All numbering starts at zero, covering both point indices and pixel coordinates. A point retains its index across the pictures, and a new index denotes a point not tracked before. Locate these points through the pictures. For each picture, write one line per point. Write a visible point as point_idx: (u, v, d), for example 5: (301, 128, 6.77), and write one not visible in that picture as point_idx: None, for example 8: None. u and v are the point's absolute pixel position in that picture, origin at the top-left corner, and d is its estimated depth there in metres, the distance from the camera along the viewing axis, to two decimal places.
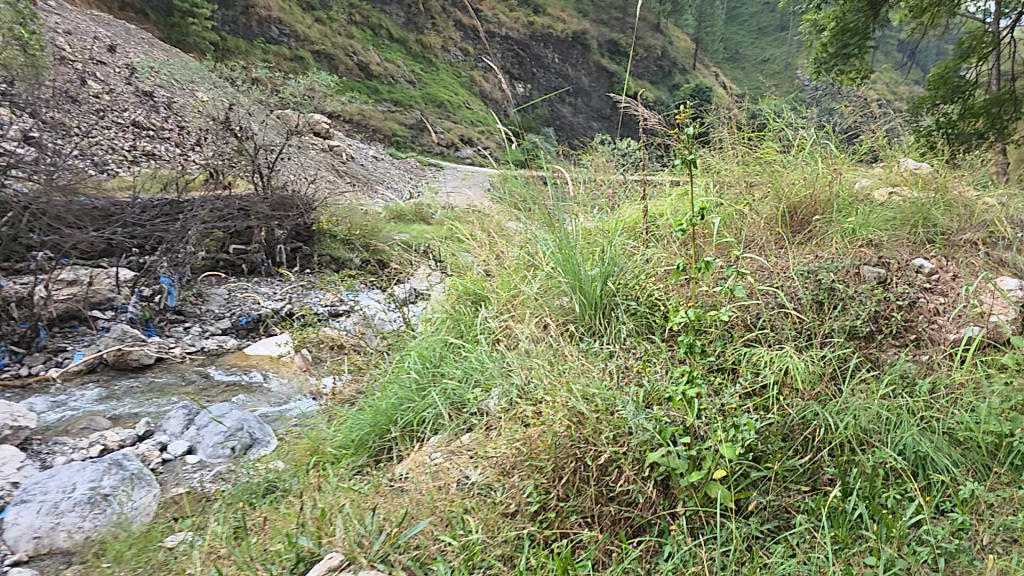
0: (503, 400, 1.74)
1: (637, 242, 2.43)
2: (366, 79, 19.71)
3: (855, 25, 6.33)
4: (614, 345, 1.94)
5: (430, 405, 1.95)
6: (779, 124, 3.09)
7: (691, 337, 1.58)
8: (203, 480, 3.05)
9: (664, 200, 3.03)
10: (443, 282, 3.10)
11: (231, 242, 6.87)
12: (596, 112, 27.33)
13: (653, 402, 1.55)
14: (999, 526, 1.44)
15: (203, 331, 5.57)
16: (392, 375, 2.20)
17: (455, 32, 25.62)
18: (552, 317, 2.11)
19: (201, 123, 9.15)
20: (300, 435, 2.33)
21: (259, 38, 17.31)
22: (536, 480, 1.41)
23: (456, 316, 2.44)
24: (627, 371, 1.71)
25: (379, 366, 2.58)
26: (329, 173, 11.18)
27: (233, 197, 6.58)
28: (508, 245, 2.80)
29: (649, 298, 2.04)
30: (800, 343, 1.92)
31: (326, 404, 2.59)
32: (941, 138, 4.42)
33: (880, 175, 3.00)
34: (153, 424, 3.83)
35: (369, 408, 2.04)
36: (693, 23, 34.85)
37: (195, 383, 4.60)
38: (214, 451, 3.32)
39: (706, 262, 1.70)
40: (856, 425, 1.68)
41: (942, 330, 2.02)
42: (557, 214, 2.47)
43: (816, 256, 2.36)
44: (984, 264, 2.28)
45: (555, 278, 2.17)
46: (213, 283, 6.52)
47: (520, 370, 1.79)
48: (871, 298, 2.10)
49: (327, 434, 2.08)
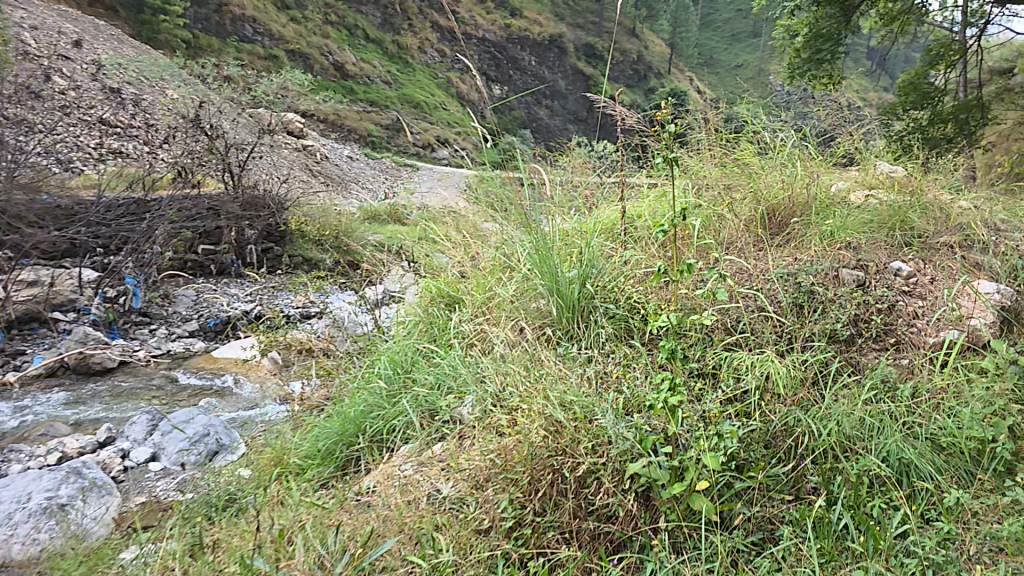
0: (477, 407, 1.67)
1: (615, 243, 2.38)
2: (342, 78, 19.48)
3: (827, 30, 6.37)
4: (591, 349, 1.89)
5: (401, 412, 1.87)
6: (756, 126, 3.07)
7: (673, 342, 1.52)
8: (166, 488, 2.93)
9: (643, 201, 2.98)
10: (416, 284, 3.02)
11: (200, 242, 6.71)
12: (573, 115, 27.32)
13: (633, 408, 1.50)
14: (985, 535, 1.41)
15: (170, 333, 5.40)
16: (362, 381, 2.11)
17: (432, 33, 25.48)
18: (528, 321, 2.04)
19: (170, 121, 8.92)
20: (264, 445, 2.23)
21: (232, 37, 17.02)
22: (511, 494, 1.34)
23: (429, 320, 2.36)
24: (606, 377, 1.65)
25: (348, 372, 2.49)
26: (302, 172, 10.98)
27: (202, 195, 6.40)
28: (483, 246, 2.75)
29: (627, 301, 1.98)
30: (781, 347, 1.88)
31: (293, 411, 2.50)
32: (914, 143, 4.44)
33: (857, 178, 2.99)
34: (115, 429, 3.68)
35: (336, 416, 1.95)
36: (668, 28, 35.15)
37: (161, 387, 4.44)
38: (177, 458, 3.17)
39: (687, 264, 1.65)
40: (839, 431, 1.65)
41: (922, 334, 1.99)
42: (533, 214, 2.41)
43: (795, 259, 2.32)
44: (960, 267, 2.27)
45: (531, 280, 2.11)
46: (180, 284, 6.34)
47: (494, 376, 1.73)
48: (850, 301, 2.07)
49: (292, 443, 1.99)
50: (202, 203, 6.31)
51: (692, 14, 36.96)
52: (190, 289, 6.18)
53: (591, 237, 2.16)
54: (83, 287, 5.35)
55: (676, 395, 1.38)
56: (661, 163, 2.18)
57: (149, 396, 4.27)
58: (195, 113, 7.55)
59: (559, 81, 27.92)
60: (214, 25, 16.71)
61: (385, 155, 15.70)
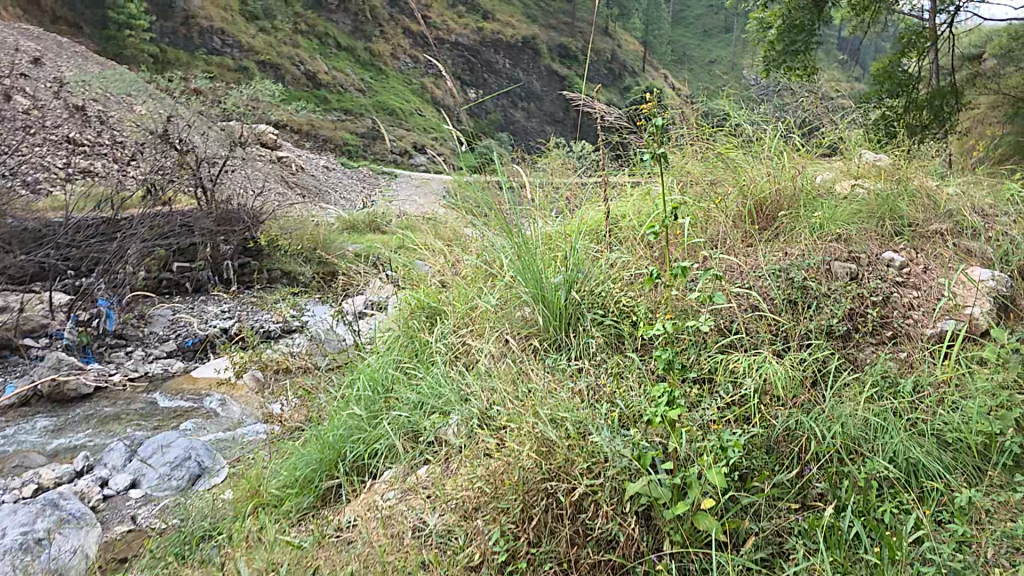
0: (464, 426, 1.58)
1: (600, 245, 2.30)
2: (315, 88, 19.28)
3: (801, 21, 6.39)
4: (581, 359, 1.80)
5: (383, 434, 1.77)
6: (736, 120, 3.02)
7: (670, 352, 1.44)
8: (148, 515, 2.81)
9: (626, 201, 2.91)
10: (396, 295, 2.92)
11: (174, 259, 6.54)
12: (550, 116, 27.28)
13: (629, 423, 1.42)
14: (1000, 535, 1.35)
15: (146, 355, 5.23)
16: (342, 401, 2.01)
17: (404, 39, 25.33)
18: (513, 332, 1.95)
19: (138, 138, 8.72)
20: (241, 473, 2.11)
21: (201, 50, 16.78)
22: (502, 525, 1.25)
23: (410, 333, 2.26)
24: (598, 388, 1.57)
25: (329, 390, 2.38)
26: (278, 184, 10.82)
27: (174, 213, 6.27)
28: (464, 253, 2.66)
29: (616, 306, 1.90)
30: (777, 347, 1.81)
31: (273, 434, 2.39)
32: (895, 129, 4.42)
33: (842, 168, 2.94)
34: (91, 457, 3.53)
35: (316, 441, 1.85)
36: (640, 27, 35.34)
37: (139, 411, 4.28)
38: (158, 483, 3.04)
39: (680, 267, 1.60)
40: (844, 434, 1.58)
41: (919, 325, 1.93)
42: (514, 218, 2.32)
43: (785, 254, 2.25)
44: (953, 255, 2.22)
45: (515, 287, 2.02)
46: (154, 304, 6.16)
47: (480, 393, 1.63)
48: (845, 295, 2.00)
49: (269, 471, 1.88)
50: (176, 220, 6.17)
51: (663, 11, 37.17)
52: (166, 308, 6.01)
53: (576, 240, 2.07)
54: (55, 311, 5.16)
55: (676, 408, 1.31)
56: (647, 160, 2.12)
57: (127, 420, 4.12)
58: (164, 128, 7.39)
59: (535, 83, 27.90)
60: (181, 38, 16.45)
61: (362, 163, 15.56)
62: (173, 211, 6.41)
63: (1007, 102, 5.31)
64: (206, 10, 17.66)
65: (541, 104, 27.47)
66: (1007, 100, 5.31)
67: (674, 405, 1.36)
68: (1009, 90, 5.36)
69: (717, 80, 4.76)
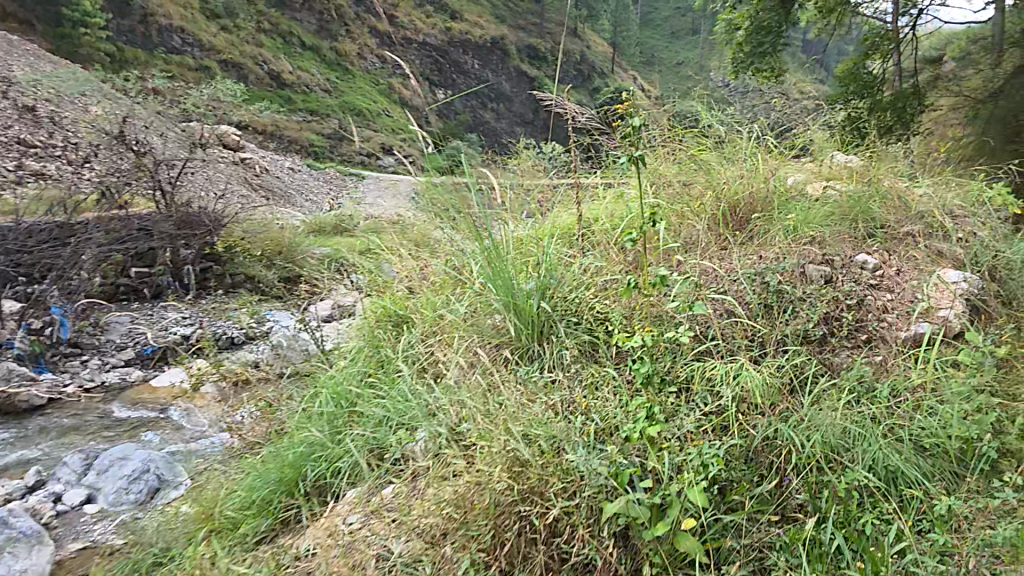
0: (433, 443, 1.50)
1: (573, 250, 2.25)
2: (280, 87, 18.93)
3: (769, 22, 6.47)
4: (554, 370, 1.74)
5: (347, 451, 1.68)
6: (707, 121, 3.00)
7: None
8: (105, 533, 2.66)
9: (598, 205, 2.86)
10: (362, 302, 2.83)
11: (132, 264, 6.33)
12: (519, 117, 27.24)
13: (604, 439, 1.36)
14: (981, 544, 1.33)
15: (103, 364, 5.00)
16: (304, 416, 1.91)
17: (371, 39, 25.03)
18: (482, 341, 1.87)
19: (93, 139, 8.41)
20: (196, 493, 1.99)
21: (160, 48, 16.35)
22: (472, 553, 1.18)
23: (375, 343, 2.17)
24: (572, 401, 1.50)
25: (292, 402, 2.27)
26: (241, 186, 10.57)
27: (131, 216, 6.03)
28: (433, 258, 2.58)
29: (591, 313, 1.86)
30: (754, 353, 1.77)
31: (232, 449, 2.29)
32: (862, 129, 4.46)
33: (813, 170, 2.94)
34: (42, 472, 3.35)
35: (274, 460, 1.75)
36: (608, 28, 35.54)
37: (93, 422, 4.09)
38: (116, 497, 2.88)
39: (660, 276, 1.63)
40: (825, 442, 1.53)
41: (893, 328, 1.91)
42: (484, 222, 2.25)
43: (760, 257, 2.22)
44: (925, 257, 2.21)
45: (486, 295, 1.95)
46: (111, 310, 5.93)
47: (449, 408, 1.56)
48: (820, 299, 1.97)
49: (225, 492, 1.77)
50: (132, 224, 5.94)
51: (631, 13, 37.44)
52: (124, 314, 5.77)
53: (548, 245, 2.02)
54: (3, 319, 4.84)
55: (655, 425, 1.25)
56: (624, 163, 2.02)
57: (86, 432, 3.93)
58: (119, 128, 7.04)
59: (504, 84, 27.83)
60: (138, 36, 16.00)
61: (329, 164, 15.31)
62: (130, 215, 6.18)
63: (967, 103, 5.36)
64: (165, 8, 17.22)
65: (511, 105, 27.40)
66: (967, 101, 5.37)
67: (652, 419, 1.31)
68: (970, 93, 5.40)
69: (688, 80, 4.76)
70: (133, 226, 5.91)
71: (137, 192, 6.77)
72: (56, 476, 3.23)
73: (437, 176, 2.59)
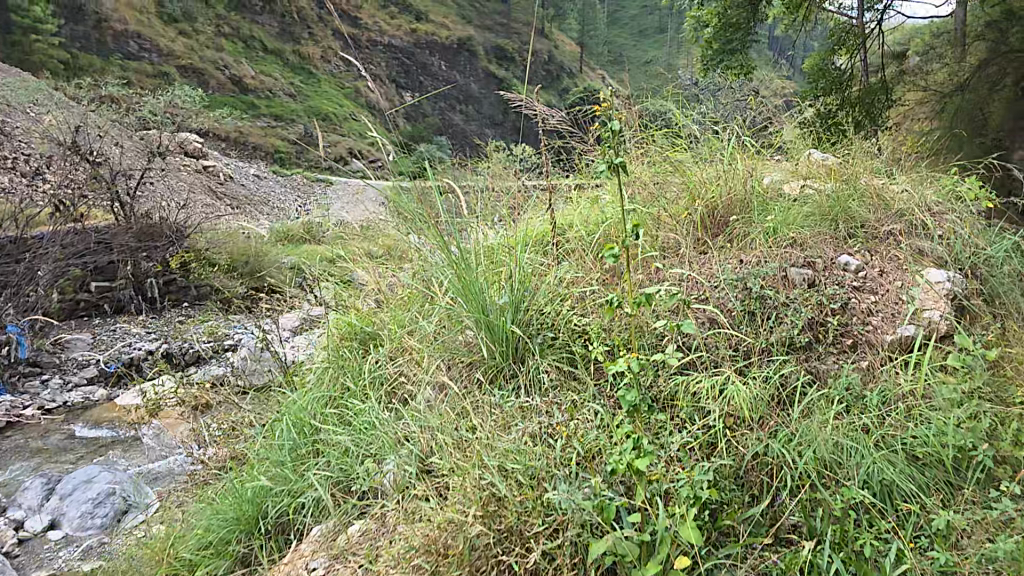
0: (403, 474, 1.41)
1: (548, 259, 2.18)
2: (244, 92, 18.60)
3: (736, 19, 6.54)
4: (532, 391, 1.66)
5: (310, 485, 1.58)
6: (680, 121, 2.95)
7: (632, 391, 1.29)
8: (70, 559, 2.52)
9: (572, 209, 2.79)
10: (327, 316, 2.72)
11: (91, 278, 6.13)
12: (489, 118, 27.13)
13: (587, 470, 1.27)
14: (981, 560, 1.25)
15: (65, 383, 4.82)
16: (265, 448, 1.79)
17: (335, 41, 24.71)
18: (455, 361, 1.79)
19: (45, 149, 8.11)
20: (153, 530, 1.86)
21: (116, 55, 15.98)
22: None
23: (341, 362, 2.06)
24: (552, 428, 1.42)
25: (257, 426, 2.14)
26: (204, 195, 10.34)
27: (89, 228, 5.67)
28: (401, 270, 2.49)
29: (569, 327, 1.80)
30: (739, 365, 1.71)
31: (194, 474, 2.17)
32: (829, 124, 4.47)
33: (789, 168, 2.89)
34: (2, 498, 3.15)
35: (232, 495, 1.64)
36: (577, 27, 35.69)
37: (53, 442, 3.91)
38: (80, 522, 2.71)
39: (646, 294, 1.49)
40: (816, 458, 1.45)
41: (878, 332, 1.86)
42: (453, 232, 2.16)
43: (740, 262, 2.17)
44: (907, 257, 2.18)
45: (455, 311, 1.85)
46: (73, 327, 5.79)
47: (420, 438, 1.47)
48: (804, 304, 1.92)
49: (184, 528, 1.65)
50: (92, 237, 5.55)
51: (599, 12, 37.56)
52: (86, 332, 5.60)
53: (521, 255, 1.93)
54: None
55: (642, 457, 1.17)
56: (604, 170, 1.76)
57: (44, 453, 3.75)
58: (72, 139, 6.77)
59: (473, 85, 27.71)
60: (94, 43, 15.61)
61: (296, 171, 15.02)
62: (87, 227, 5.85)
63: (935, 97, 5.47)
64: (120, 13, 16.83)
65: (480, 106, 27.27)
66: (936, 95, 5.47)
67: (638, 449, 1.21)
68: (937, 87, 5.53)
69: (656, 79, 4.69)
70: (92, 239, 5.53)
71: (95, 203, 6.52)
72: (17, 502, 3.04)
73: (404, 180, 2.44)
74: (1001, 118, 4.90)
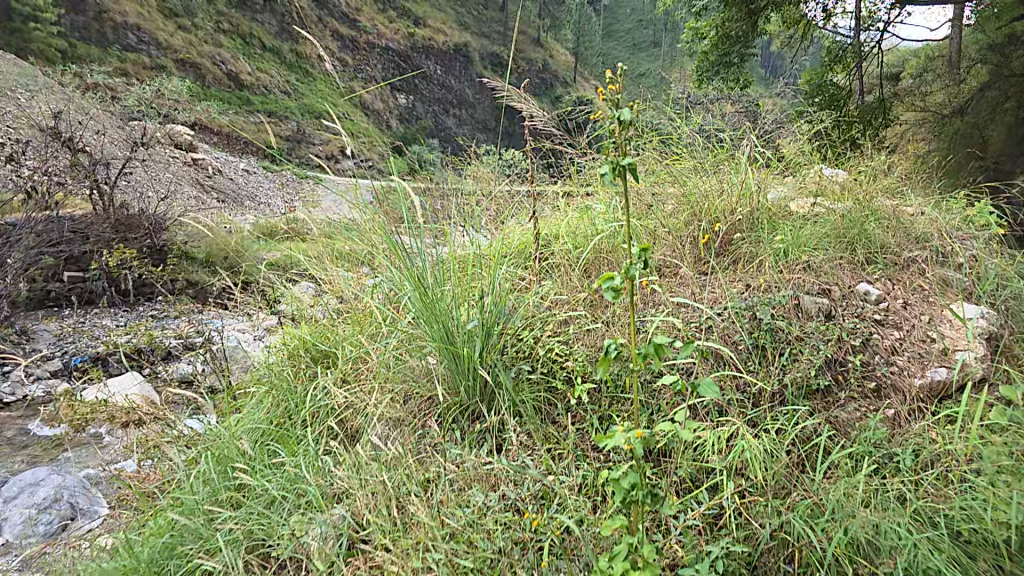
0: (332, 543, 1.20)
1: (530, 276, 1.97)
2: (239, 87, 18.25)
3: (736, 33, 6.42)
4: (500, 442, 1.43)
5: (220, 547, 1.32)
6: (683, 127, 2.73)
7: (633, 476, 0.98)
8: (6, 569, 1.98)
9: (559, 219, 2.55)
10: (283, 327, 2.46)
11: (65, 269, 5.67)
12: (481, 124, 26.91)
13: (563, 562, 1.12)
14: None
15: (26, 375, 4.28)
16: (182, 489, 1.54)
17: None
18: (417, 394, 1.57)
19: (27, 135, 7.80)
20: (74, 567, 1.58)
21: (114, 46, 15.66)
22: None
23: (287, 387, 1.84)
24: (516, 519, 1.20)
25: (196, 446, 1.87)
26: (191, 188, 10.06)
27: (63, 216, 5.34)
28: (367, 279, 2.26)
29: (549, 356, 1.60)
30: (747, 413, 1.47)
31: (129, 498, 1.91)
32: (835, 140, 4.29)
33: (797, 183, 2.67)
34: None
35: (130, 549, 1.37)
36: (571, 39, 35.81)
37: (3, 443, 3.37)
38: (23, 529, 2.20)
39: (658, 346, 1.06)
40: (849, 541, 1.17)
41: (905, 374, 1.61)
42: (428, 239, 1.92)
43: (747, 287, 1.94)
44: (932, 287, 1.95)
45: (417, 335, 1.60)
46: (40, 318, 5.28)
47: (358, 499, 1.27)
48: (823, 340, 1.67)
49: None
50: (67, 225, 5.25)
51: (593, 24, 37.62)
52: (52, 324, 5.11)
53: (498, 271, 1.69)
54: None
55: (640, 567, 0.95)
56: (606, 174, 1.22)
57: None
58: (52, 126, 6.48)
59: (466, 90, 27.53)
60: (93, 33, 15.27)
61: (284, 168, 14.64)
62: (65, 216, 5.55)
63: (935, 117, 5.23)
64: (123, 6, 16.57)
65: (473, 112, 27.05)
66: (936, 117, 5.23)
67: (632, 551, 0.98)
68: (936, 108, 5.28)
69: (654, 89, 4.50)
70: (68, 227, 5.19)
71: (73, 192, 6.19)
72: None
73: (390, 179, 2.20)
74: (1001, 142, 4.61)
